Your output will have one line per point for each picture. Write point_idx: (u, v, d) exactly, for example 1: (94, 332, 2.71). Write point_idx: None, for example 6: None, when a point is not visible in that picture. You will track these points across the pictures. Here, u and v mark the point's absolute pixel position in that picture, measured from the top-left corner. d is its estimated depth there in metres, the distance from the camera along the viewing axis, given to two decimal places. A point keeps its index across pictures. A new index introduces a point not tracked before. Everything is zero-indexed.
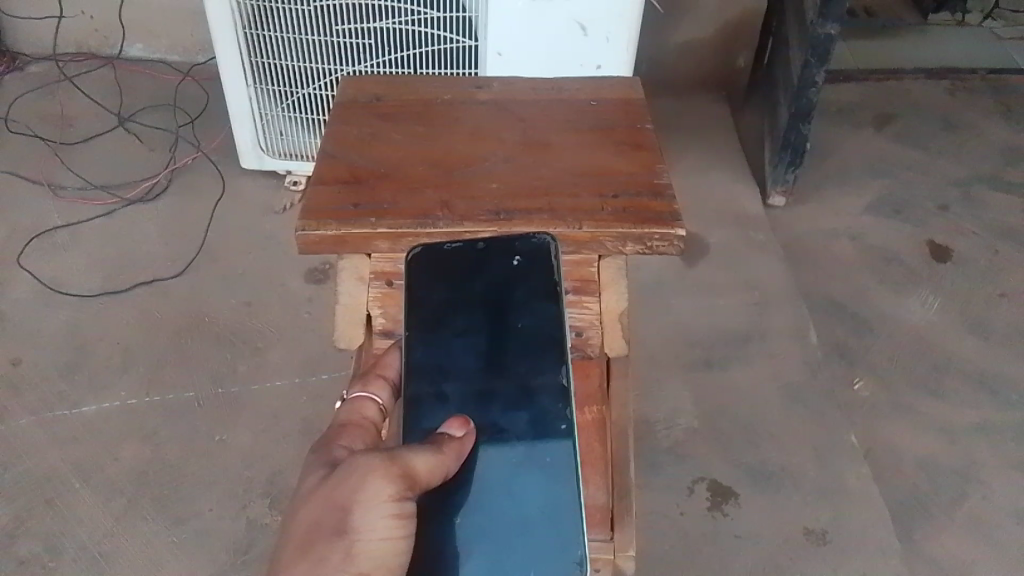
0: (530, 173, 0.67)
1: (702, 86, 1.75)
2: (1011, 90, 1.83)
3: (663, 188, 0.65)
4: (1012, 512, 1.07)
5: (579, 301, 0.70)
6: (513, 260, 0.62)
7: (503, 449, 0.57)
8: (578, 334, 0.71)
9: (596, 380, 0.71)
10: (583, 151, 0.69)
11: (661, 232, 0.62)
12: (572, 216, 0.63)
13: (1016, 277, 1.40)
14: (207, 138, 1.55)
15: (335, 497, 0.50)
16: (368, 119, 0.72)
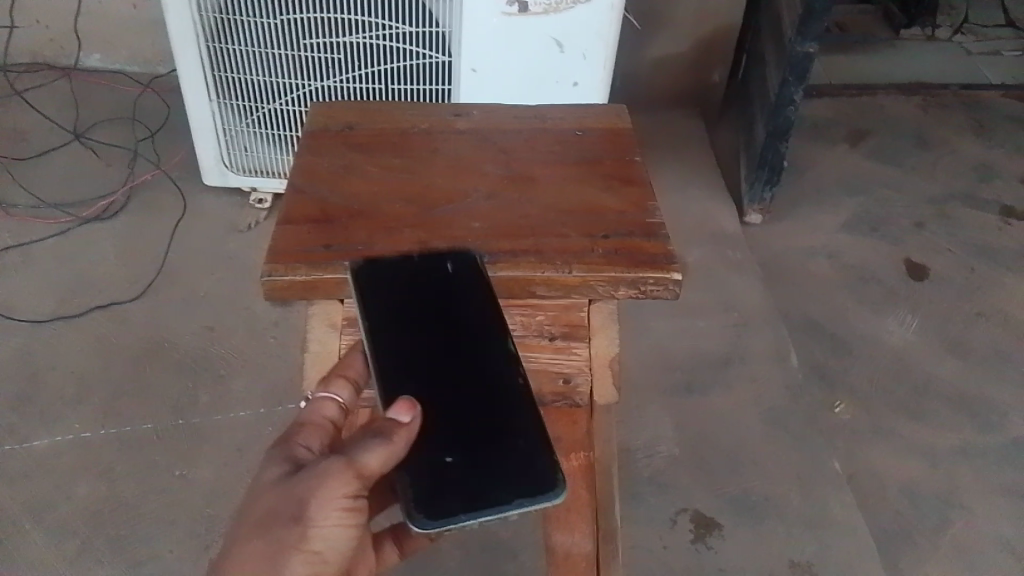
0: (515, 210, 0.63)
1: (676, 100, 1.74)
2: (983, 106, 1.84)
3: (656, 228, 0.62)
4: (996, 540, 1.05)
5: (567, 347, 0.65)
6: (444, 267, 0.59)
7: (462, 405, 0.53)
8: (566, 380, 0.65)
9: (582, 429, 0.66)
10: (570, 187, 0.65)
11: (656, 277, 0.59)
12: (561, 259, 0.59)
13: (992, 296, 1.40)
14: (168, 153, 1.50)
15: (274, 499, 0.50)
16: (341, 151, 0.67)
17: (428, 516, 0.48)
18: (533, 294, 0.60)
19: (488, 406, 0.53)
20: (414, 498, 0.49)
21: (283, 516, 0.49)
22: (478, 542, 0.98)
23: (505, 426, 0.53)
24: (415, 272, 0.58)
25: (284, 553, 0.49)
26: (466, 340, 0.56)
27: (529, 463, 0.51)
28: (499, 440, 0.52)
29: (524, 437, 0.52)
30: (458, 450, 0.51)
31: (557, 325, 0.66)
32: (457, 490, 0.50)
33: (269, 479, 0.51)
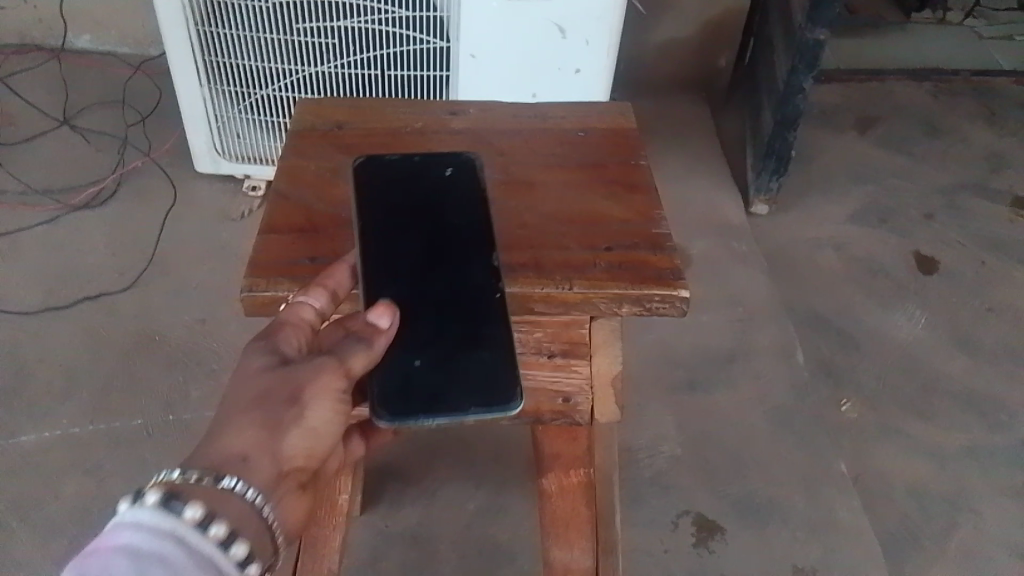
0: (512, 220, 0.60)
1: (680, 85, 1.70)
2: (994, 93, 1.80)
3: (663, 240, 0.59)
4: (1004, 544, 1.03)
5: (566, 365, 0.61)
6: (444, 170, 0.61)
7: (438, 305, 0.54)
8: (566, 399, 0.61)
9: (581, 445, 0.64)
10: (571, 194, 0.62)
11: (662, 294, 0.55)
12: (561, 274, 0.56)
13: (1002, 291, 1.36)
14: (160, 138, 1.46)
15: (265, 381, 0.46)
16: (329, 153, 0.64)
17: (386, 413, 0.49)
18: (532, 311, 0.57)
19: (463, 308, 0.54)
20: (381, 395, 0.50)
21: (279, 397, 0.45)
22: (474, 544, 0.96)
23: (476, 334, 0.53)
24: (415, 177, 0.60)
25: (282, 432, 0.45)
26: (456, 241, 0.57)
27: (491, 374, 0.52)
28: (468, 344, 0.53)
29: (491, 349, 0.53)
30: (426, 355, 0.52)
31: (557, 343, 0.62)
32: (422, 390, 0.51)
33: (252, 361, 0.47)
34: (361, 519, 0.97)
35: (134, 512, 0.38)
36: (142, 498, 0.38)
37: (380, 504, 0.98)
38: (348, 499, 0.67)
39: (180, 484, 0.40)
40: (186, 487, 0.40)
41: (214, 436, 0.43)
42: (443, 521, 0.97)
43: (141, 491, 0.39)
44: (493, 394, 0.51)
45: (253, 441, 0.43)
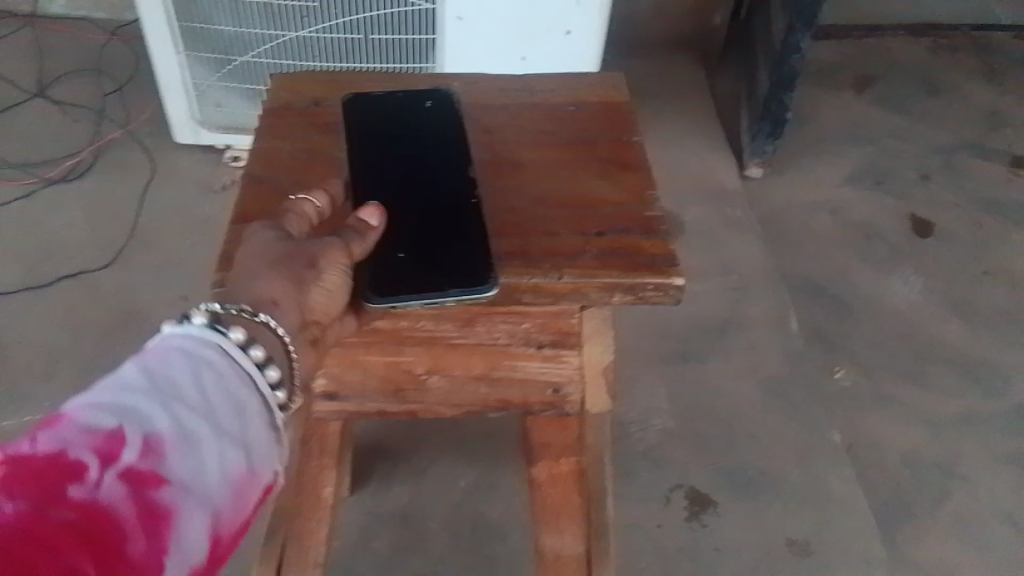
0: (498, 205, 0.57)
1: (673, 45, 1.66)
2: (995, 49, 1.76)
3: (656, 224, 0.57)
4: (998, 512, 1.02)
5: (555, 355, 0.62)
6: (423, 102, 0.62)
7: (421, 208, 0.55)
8: (554, 389, 0.64)
9: (573, 432, 0.65)
10: (559, 176, 0.60)
11: (655, 282, 0.53)
12: (549, 262, 0.53)
13: (999, 254, 1.34)
14: (138, 107, 1.42)
15: (275, 253, 0.48)
16: (304, 135, 0.62)
17: (374, 294, 0.50)
18: (518, 303, 0.54)
19: (444, 212, 0.55)
20: (371, 280, 0.51)
21: (289, 264, 0.47)
22: (465, 521, 0.94)
23: (455, 230, 0.54)
24: (401, 115, 0.61)
25: (302, 290, 0.46)
26: (438, 160, 0.59)
27: (468, 265, 0.52)
28: (446, 240, 0.53)
29: (468, 243, 0.53)
30: (411, 248, 0.52)
31: (546, 333, 0.62)
32: (405, 277, 0.51)
33: (259, 239, 0.49)
34: (350, 499, 0.95)
35: (182, 329, 0.40)
36: (186, 319, 0.41)
37: (371, 483, 0.97)
38: (333, 492, 0.65)
39: (225, 312, 0.42)
40: (230, 313, 0.42)
41: (236, 291, 0.45)
42: (433, 498, 0.96)
43: (184, 312, 0.41)
44: (471, 278, 0.51)
45: (274, 291, 0.45)
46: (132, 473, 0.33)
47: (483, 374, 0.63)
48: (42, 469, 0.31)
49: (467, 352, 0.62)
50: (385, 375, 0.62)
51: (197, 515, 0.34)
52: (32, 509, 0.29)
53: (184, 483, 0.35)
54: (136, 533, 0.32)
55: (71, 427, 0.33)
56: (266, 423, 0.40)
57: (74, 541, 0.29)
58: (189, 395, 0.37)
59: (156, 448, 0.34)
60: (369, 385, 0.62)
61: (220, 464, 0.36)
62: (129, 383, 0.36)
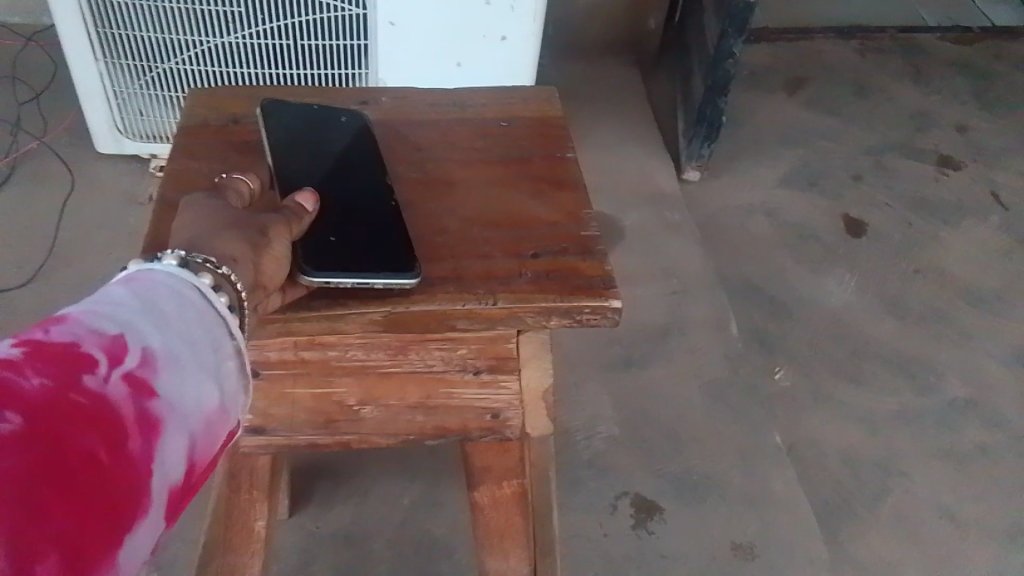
0: (430, 226, 0.57)
1: (609, 49, 1.66)
2: (919, 51, 1.81)
3: (591, 245, 0.57)
4: (935, 508, 1.04)
5: (493, 381, 0.59)
6: (339, 117, 0.63)
7: (343, 206, 0.56)
8: (494, 415, 0.59)
9: (514, 455, 0.63)
10: (492, 195, 0.60)
11: (592, 307, 0.54)
12: (484, 287, 0.53)
13: (929, 252, 1.38)
14: (57, 116, 1.36)
15: (223, 218, 0.47)
16: (221, 154, 0.61)
17: (310, 269, 0.50)
18: (453, 329, 0.54)
19: (365, 210, 0.56)
20: (306, 257, 0.51)
21: (240, 228, 0.46)
22: (410, 540, 0.92)
23: (379, 224, 0.55)
24: (318, 129, 0.62)
25: (256, 249, 0.46)
26: (355, 168, 0.59)
27: (395, 254, 0.53)
28: (371, 232, 0.54)
29: (393, 236, 0.54)
30: (341, 235, 0.53)
31: (483, 358, 0.59)
32: (337, 259, 0.51)
33: (195, 210, 0.48)
34: (290, 522, 0.92)
35: (165, 263, 0.40)
36: (160, 257, 0.41)
37: (311, 506, 0.94)
38: (265, 525, 0.64)
39: (191, 259, 0.42)
40: (196, 260, 0.42)
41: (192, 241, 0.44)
42: (376, 518, 0.94)
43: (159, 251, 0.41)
44: (398, 262, 0.52)
45: (232, 250, 0.45)
46: (131, 379, 0.34)
47: (418, 402, 0.59)
48: (57, 356, 0.32)
49: (400, 381, 0.59)
50: (314, 408, 0.58)
51: (181, 434, 0.35)
52: (53, 388, 0.30)
53: (173, 400, 0.35)
54: (133, 433, 0.33)
55: (78, 325, 0.34)
56: (239, 366, 0.40)
57: (84, 426, 0.30)
58: (176, 321, 0.38)
59: (151, 362, 0.35)
60: (295, 418, 0.58)
61: (200, 392, 0.37)
62: (121, 300, 0.37)
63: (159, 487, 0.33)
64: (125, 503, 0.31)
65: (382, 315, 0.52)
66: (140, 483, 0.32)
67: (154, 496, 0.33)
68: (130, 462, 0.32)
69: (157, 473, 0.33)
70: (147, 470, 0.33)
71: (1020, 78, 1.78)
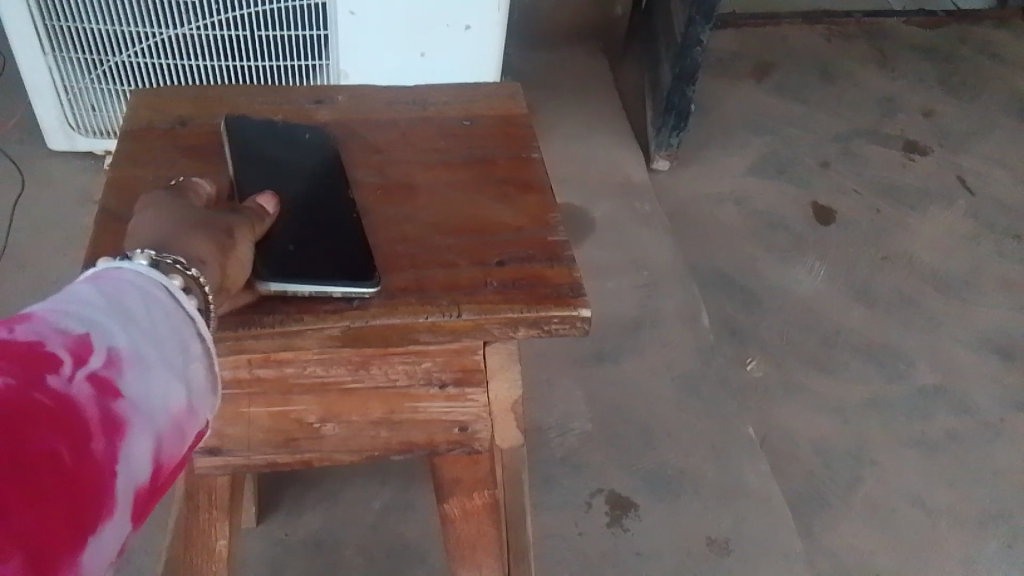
0: (391, 234, 0.55)
1: (575, 37, 1.64)
2: (884, 35, 1.81)
3: (559, 251, 0.56)
4: (907, 495, 1.05)
5: (459, 395, 0.57)
6: (303, 133, 0.61)
7: (304, 217, 0.54)
8: (463, 428, 0.57)
9: (484, 466, 0.60)
10: (455, 199, 0.58)
11: (560, 315, 0.52)
12: (447, 298, 0.51)
13: (897, 238, 1.38)
14: (4, 113, 1.31)
15: (185, 216, 0.45)
16: (167, 157, 0.59)
17: (267, 274, 0.49)
18: (416, 342, 0.52)
19: (326, 220, 0.54)
20: (264, 263, 0.50)
21: (205, 225, 0.45)
22: (381, 544, 0.90)
23: (340, 233, 0.53)
24: (279, 144, 0.59)
25: (225, 249, 0.45)
26: (317, 179, 0.57)
27: (354, 261, 0.52)
28: (330, 241, 0.53)
29: (354, 245, 0.53)
30: (301, 243, 0.52)
31: (448, 371, 0.58)
32: (295, 266, 0.50)
33: (150, 211, 0.46)
34: (257, 529, 0.90)
35: (136, 263, 0.39)
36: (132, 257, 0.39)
37: (279, 512, 0.92)
38: (227, 544, 0.62)
39: (161, 260, 0.40)
40: (167, 261, 0.40)
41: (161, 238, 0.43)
42: (346, 523, 0.91)
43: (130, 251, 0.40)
44: (357, 270, 0.51)
45: (197, 249, 0.43)
46: (96, 379, 0.32)
47: (382, 418, 0.57)
48: (21, 354, 0.30)
49: (363, 397, 0.57)
50: (271, 427, 0.56)
51: (148, 434, 0.33)
52: (16, 387, 0.29)
53: (140, 401, 0.33)
54: (98, 433, 0.31)
55: (43, 324, 0.32)
56: (210, 366, 0.38)
57: (47, 425, 0.28)
58: (143, 320, 0.36)
59: (116, 363, 0.33)
60: (252, 436, 0.56)
61: (169, 392, 0.35)
62: (87, 299, 0.35)
63: (125, 490, 0.31)
64: (89, 506, 0.29)
65: (339, 329, 0.50)
66: (104, 485, 0.30)
67: (118, 499, 0.31)
68: (94, 463, 0.30)
69: (124, 475, 0.31)
70: (113, 471, 0.31)
71: (984, 62, 1.79)
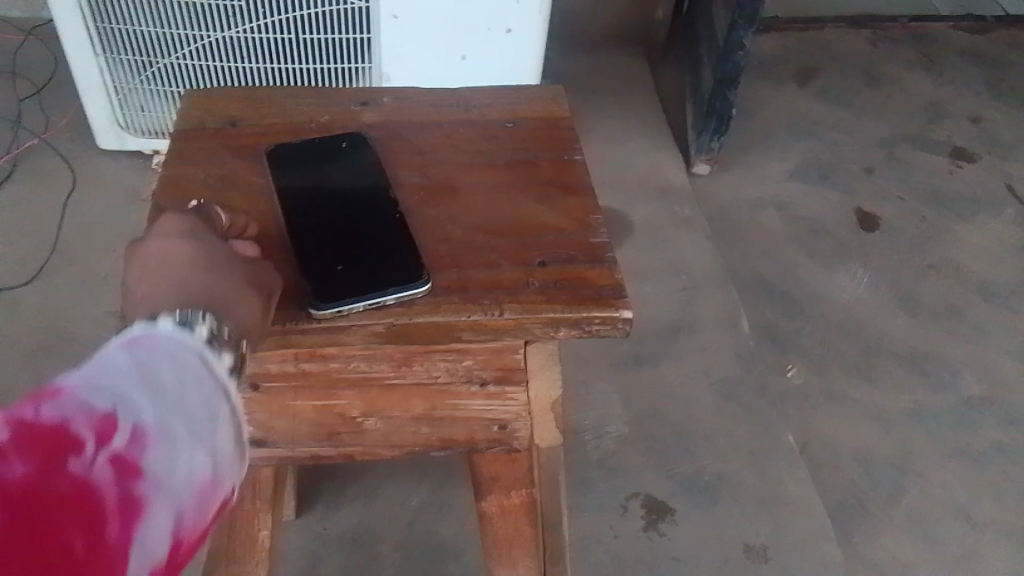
0: (435, 235, 0.56)
1: (616, 40, 1.65)
2: (931, 39, 1.79)
3: (601, 253, 0.56)
4: (951, 508, 1.03)
5: (499, 393, 0.58)
6: (340, 143, 0.61)
7: (347, 230, 0.55)
8: (501, 426, 0.58)
9: (523, 467, 0.61)
10: (498, 200, 0.59)
11: (602, 316, 0.52)
12: (490, 297, 0.52)
13: (943, 246, 1.36)
14: (58, 112, 1.35)
15: (237, 265, 0.46)
16: (215, 160, 0.60)
17: (317, 294, 0.51)
18: (458, 340, 0.53)
19: (366, 232, 0.55)
20: (313, 285, 0.51)
21: (253, 285, 0.46)
22: (418, 542, 0.91)
23: (382, 241, 0.54)
24: (321, 155, 0.61)
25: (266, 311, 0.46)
26: (359, 191, 0.58)
27: (399, 267, 0.53)
28: (374, 250, 0.54)
29: (397, 252, 0.54)
30: (348, 259, 0.53)
31: (489, 369, 0.59)
32: (343, 280, 0.52)
33: (192, 233, 0.47)
34: (296, 524, 0.91)
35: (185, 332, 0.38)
36: (189, 323, 0.39)
37: (318, 507, 0.93)
38: (270, 535, 0.63)
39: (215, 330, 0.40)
40: (220, 332, 0.40)
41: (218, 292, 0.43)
42: (384, 520, 0.92)
43: (190, 314, 0.39)
44: (403, 277, 0.52)
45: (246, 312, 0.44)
46: (119, 460, 0.30)
47: (423, 414, 0.58)
48: (42, 435, 0.28)
49: (405, 393, 0.58)
50: (316, 421, 0.57)
51: (169, 515, 0.31)
52: (35, 474, 0.27)
53: (162, 480, 0.31)
54: (116, 518, 0.29)
55: (70, 400, 0.31)
56: (237, 437, 0.37)
57: (66, 513, 0.27)
58: (173, 393, 0.35)
59: (141, 440, 0.32)
60: (296, 429, 0.57)
61: (193, 467, 0.33)
62: (117, 369, 0.34)
63: None
64: None
65: (384, 326, 0.51)
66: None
67: None
68: (109, 549, 0.28)
69: (141, 562, 0.29)
70: (129, 557, 0.28)
71: None
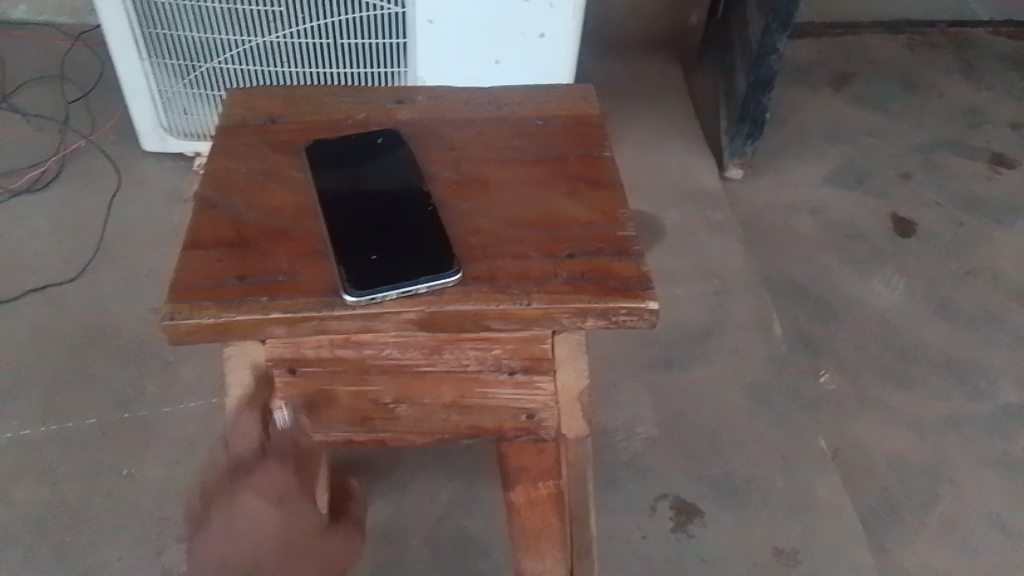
0: (466, 228, 0.57)
1: (650, 46, 1.66)
2: (970, 44, 1.77)
3: (628, 246, 0.57)
4: (987, 516, 1.01)
5: (529, 382, 0.59)
6: (376, 139, 0.63)
7: (381, 222, 0.57)
8: (530, 415, 0.61)
9: (552, 456, 0.63)
10: (527, 195, 0.60)
11: (629, 306, 0.53)
12: (518, 287, 0.53)
13: (980, 253, 1.34)
14: (105, 114, 1.39)
15: None
16: (254, 154, 0.63)
17: (352, 285, 0.52)
18: (487, 328, 0.54)
19: (400, 224, 0.57)
20: (348, 276, 0.53)
21: None
22: (447, 536, 0.92)
23: (414, 234, 0.56)
24: (357, 151, 0.62)
25: None
26: (393, 185, 0.60)
27: (430, 258, 0.54)
28: (406, 242, 0.55)
29: (429, 244, 0.55)
30: (382, 250, 0.55)
31: (518, 358, 0.59)
32: (376, 272, 0.53)
33: None
34: None
35: None
36: None
37: None
38: None
39: None
40: None
41: None
42: (414, 514, 0.94)
43: None
44: (433, 267, 0.53)
45: None
46: None
47: (453, 401, 0.60)
48: None
49: (435, 380, 0.60)
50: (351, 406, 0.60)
51: None
52: None
53: None
54: None
55: None
56: None
57: None
58: None
59: None
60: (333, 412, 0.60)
61: None
62: None
63: None
64: None
65: (417, 312, 0.52)
66: None
67: None
68: None
69: None
70: None
71: None
